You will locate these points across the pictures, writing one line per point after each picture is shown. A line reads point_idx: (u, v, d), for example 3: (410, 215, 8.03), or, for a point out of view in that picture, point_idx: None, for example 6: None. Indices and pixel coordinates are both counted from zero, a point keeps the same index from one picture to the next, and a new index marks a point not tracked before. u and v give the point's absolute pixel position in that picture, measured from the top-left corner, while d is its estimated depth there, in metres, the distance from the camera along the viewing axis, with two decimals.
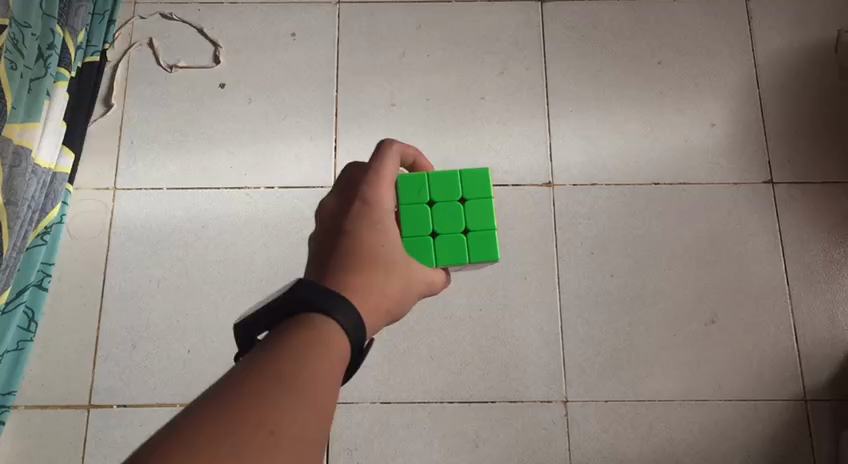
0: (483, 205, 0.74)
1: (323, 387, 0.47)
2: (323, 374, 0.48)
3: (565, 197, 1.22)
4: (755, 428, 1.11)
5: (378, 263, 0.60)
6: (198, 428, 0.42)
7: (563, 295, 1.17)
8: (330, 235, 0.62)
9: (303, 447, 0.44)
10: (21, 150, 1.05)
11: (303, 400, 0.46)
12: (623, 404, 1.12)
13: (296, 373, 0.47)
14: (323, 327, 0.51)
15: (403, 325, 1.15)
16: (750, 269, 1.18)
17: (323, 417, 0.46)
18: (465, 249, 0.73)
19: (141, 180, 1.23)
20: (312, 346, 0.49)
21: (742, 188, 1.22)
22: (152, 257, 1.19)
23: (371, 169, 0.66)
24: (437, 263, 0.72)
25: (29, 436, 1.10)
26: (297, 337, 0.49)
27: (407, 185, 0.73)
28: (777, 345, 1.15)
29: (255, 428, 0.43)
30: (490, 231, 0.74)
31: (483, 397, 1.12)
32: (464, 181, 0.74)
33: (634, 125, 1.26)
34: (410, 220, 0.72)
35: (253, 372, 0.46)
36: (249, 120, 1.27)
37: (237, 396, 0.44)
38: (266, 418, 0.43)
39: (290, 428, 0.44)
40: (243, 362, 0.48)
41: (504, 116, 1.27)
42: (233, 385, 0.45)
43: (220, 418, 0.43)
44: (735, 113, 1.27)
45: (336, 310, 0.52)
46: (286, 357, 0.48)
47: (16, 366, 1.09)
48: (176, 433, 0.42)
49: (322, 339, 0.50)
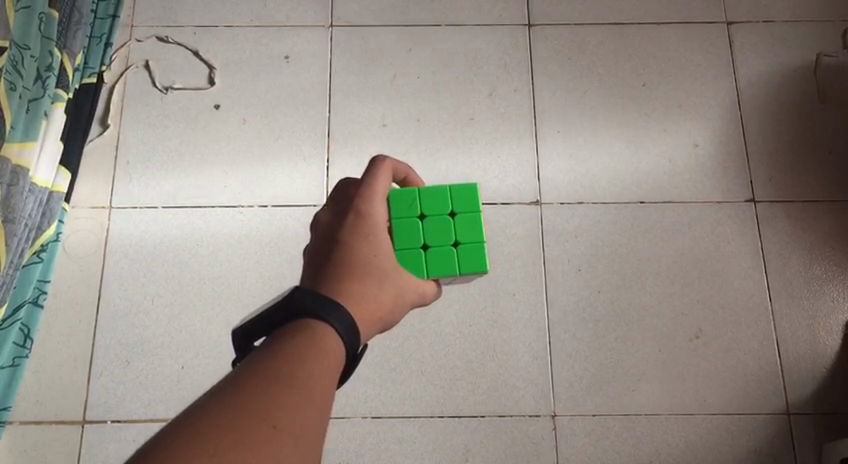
0: (472, 219, 0.76)
1: (322, 387, 0.50)
2: (323, 375, 0.50)
3: (553, 215, 1.24)
4: (740, 441, 1.13)
5: (372, 272, 0.62)
6: (201, 425, 0.45)
7: (550, 312, 1.19)
8: (325, 246, 0.64)
9: (304, 443, 0.46)
10: (20, 170, 1.06)
11: (300, 398, 0.48)
12: (610, 418, 1.14)
13: (296, 374, 0.49)
14: (322, 331, 0.53)
15: (393, 341, 1.17)
16: (733, 286, 1.21)
17: (321, 415, 0.49)
18: (455, 262, 0.75)
19: (136, 199, 1.25)
20: (311, 348, 0.51)
21: (725, 206, 1.25)
22: (147, 274, 1.21)
23: (365, 182, 0.68)
24: (429, 275, 0.73)
25: (24, 452, 1.11)
26: (297, 339, 0.52)
27: (397, 200, 0.75)
28: (760, 360, 1.17)
29: (257, 423, 0.45)
30: (480, 245, 0.76)
31: (473, 412, 1.14)
32: (454, 196, 0.76)
33: (621, 145, 1.29)
34: (401, 233, 0.74)
35: (254, 374, 0.49)
36: (243, 140, 1.29)
37: (237, 397, 0.47)
38: (267, 416, 0.46)
39: (290, 424, 0.46)
40: (244, 364, 0.50)
41: (493, 136, 1.29)
42: (234, 386, 0.48)
43: (221, 415, 0.45)
44: (717, 133, 1.30)
45: (333, 316, 0.54)
46: (284, 360, 0.50)
47: (12, 382, 1.11)
48: (179, 429, 0.44)
49: (323, 344, 0.52)
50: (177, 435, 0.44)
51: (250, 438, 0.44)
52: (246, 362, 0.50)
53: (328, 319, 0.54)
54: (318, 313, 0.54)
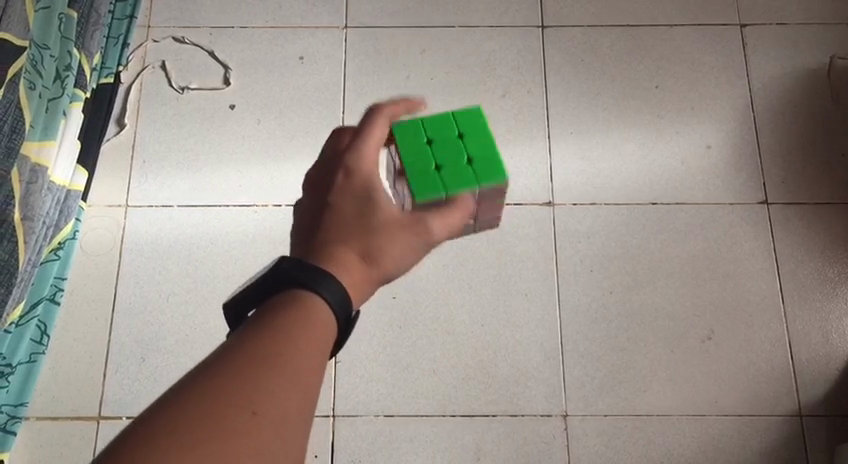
0: (481, 135, 0.76)
1: (310, 365, 0.49)
2: (311, 352, 0.50)
3: (566, 216, 1.25)
4: (752, 443, 1.12)
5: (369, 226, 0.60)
6: (180, 410, 0.44)
7: (562, 312, 1.20)
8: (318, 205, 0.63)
9: (287, 428, 0.45)
10: (38, 168, 1.08)
11: (288, 379, 0.47)
12: (622, 418, 1.14)
13: (283, 351, 0.48)
14: (312, 302, 0.52)
15: (406, 340, 1.18)
16: (746, 287, 1.21)
17: (309, 398, 0.48)
18: (472, 173, 0.73)
19: (152, 198, 1.27)
20: (298, 322, 0.50)
21: (738, 208, 1.25)
22: (162, 272, 1.22)
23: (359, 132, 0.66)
24: (447, 192, 0.71)
25: (40, 446, 1.12)
26: (284, 313, 0.51)
27: (405, 131, 0.76)
28: (773, 361, 1.17)
29: (240, 409, 0.44)
30: (493, 157, 0.75)
31: (484, 411, 1.14)
32: (458, 120, 0.77)
33: (633, 146, 1.29)
34: (413, 157, 0.74)
35: (241, 353, 0.48)
36: (258, 140, 1.30)
37: (224, 378, 0.46)
38: (247, 400, 0.45)
39: (275, 409, 0.45)
40: (232, 338, 0.50)
41: (506, 137, 1.30)
42: (221, 367, 0.47)
43: (204, 401, 0.44)
44: (730, 135, 1.30)
45: (324, 285, 0.54)
46: (271, 336, 0.49)
47: (29, 378, 1.12)
48: (160, 414, 0.44)
49: (312, 317, 0.51)
50: (159, 422, 0.43)
51: (232, 426, 0.43)
52: (236, 335, 0.50)
53: (318, 290, 0.53)
54: (308, 282, 0.53)
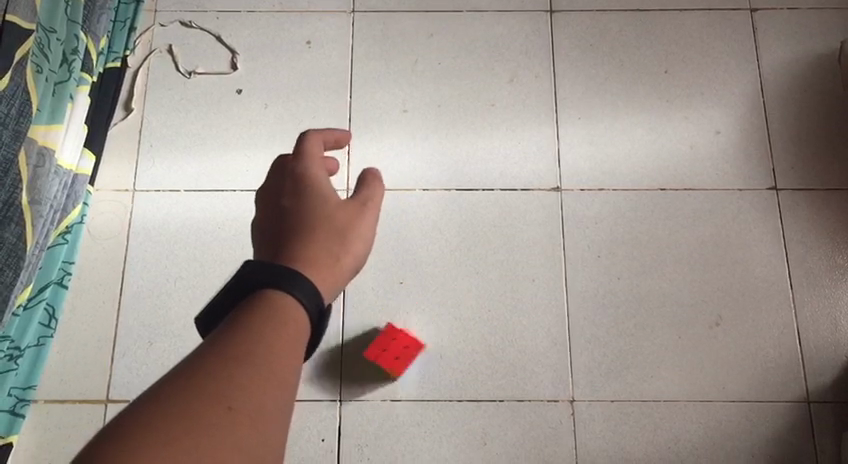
0: None
1: (281, 358, 0.47)
2: (287, 345, 0.48)
3: (573, 201, 1.25)
4: (759, 429, 1.12)
5: (330, 218, 0.58)
6: (156, 409, 0.43)
7: (569, 298, 1.19)
8: (271, 218, 0.59)
9: (267, 423, 0.44)
10: (46, 151, 1.08)
11: (261, 373, 0.45)
12: (629, 404, 1.14)
13: (254, 350, 0.46)
14: (279, 300, 0.50)
15: (413, 325, 1.18)
16: (754, 273, 1.20)
17: (285, 392, 0.46)
18: None
19: (159, 182, 1.27)
20: (266, 319, 0.48)
21: (747, 194, 1.25)
22: (169, 256, 1.22)
23: (299, 138, 0.65)
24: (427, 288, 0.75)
25: (48, 429, 1.12)
26: (252, 314, 0.49)
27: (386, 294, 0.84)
28: (781, 348, 1.16)
29: (212, 408, 0.43)
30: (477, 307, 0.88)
31: (491, 396, 1.14)
32: None
33: (642, 132, 1.29)
34: None
35: (207, 355, 0.46)
36: (265, 124, 1.30)
37: (193, 383, 0.44)
38: (222, 395, 0.43)
39: (249, 402, 0.44)
40: (205, 344, 0.48)
41: (513, 122, 1.30)
42: (190, 372, 0.45)
43: (181, 399, 0.43)
44: (740, 120, 1.29)
45: (296, 284, 0.51)
46: (243, 334, 0.47)
47: (37, 361, 1.13)
48: (128, 419, 0.42)
49: (282, 316, 0.49)
50: (135, 418, 0.42)
51: (207, 428, 0.42)
52: (203, 345, 0.48)
53: (286, 289, 0.50)
54: (274, 283, 0.51)
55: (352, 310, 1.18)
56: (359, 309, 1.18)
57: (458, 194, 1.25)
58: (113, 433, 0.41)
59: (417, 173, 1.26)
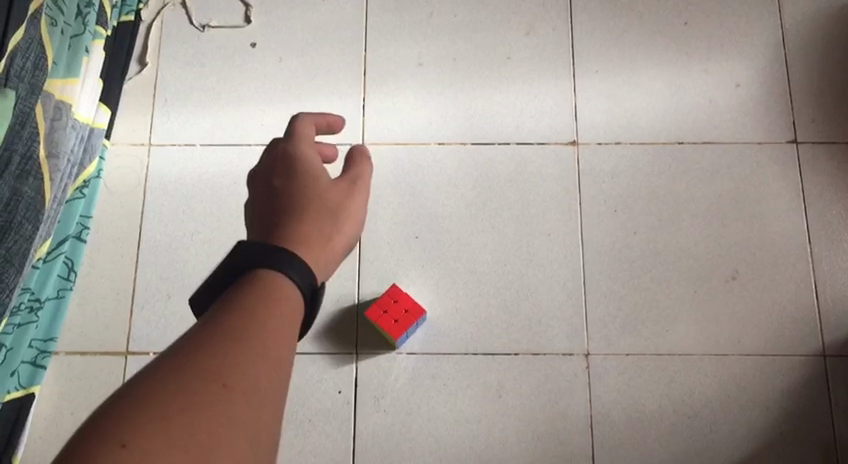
0: None
1: (275, 338, 0.46)
2: (281, 323, 0.47)
3: (590, 155, 1.24)
4: (774, 382, 1.12)
5: (321, 200, 0.57)
6: (149, 387, 0.42)
7: (585, 252, 1.19)
8: (263, 199, 0.58)
9: (262, 401, 0.43)
10: (62, 105, 1.08)
11: (253, 353, 0.45)
12: (643, 357, 1.14)
13: (247, 328, 0.46)
14: (272, 280, 0.49)
15: (429, 279, 1.18)
16: (772, 227, 1.20)
17: (279, 371, 0.45)
18: None
19: (175, 136, 1.27)
20: (260, 299, 0.47)
21: (766, 147, 1.23)
22: (186, 210, 1.23)
23: (291, 121, 0.64)
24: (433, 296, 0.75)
25: (70, 380, 1.14)
26: (245, 293, 0.48)
27: None
28: (797, 302, 1.16)
29: (207, 385, 0.42)
30: None
31: (507, 349, 1.15)
32: None
33: (660, 85, 1.27)
34: None
35: (199, 333, 0.45)
36: (280, 79, 1.29)
37: (185, 362, 0.43)
38: (215, 373, 0.43)
39: (243, 380, 0.43)
40: (197, 323, 0.47)
41: (530, 76, 1.28)
42: (181, 352, 0.44)
43: (175, 377, 0.42)
44: (760, 72, 1.27)
45: (288, 263, 0.50)
46: (236, 312, 0.46)
47: (57, 313, 1.14)
48: (124, 396, 0.41)
49: (274, 295, 0.48)
50: (130, 395, 0.41)
51: (202, 406, 0.41)
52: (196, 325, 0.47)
53: (280, 268, 0.50)
54: (267, 263, 0.50)
55: (368, 264, 1.19)
56: (375, 263, 1.19)
57: (474, 148, 1.24)
58: (108, 410, 0.41)
59: (432, 128, 1.26)
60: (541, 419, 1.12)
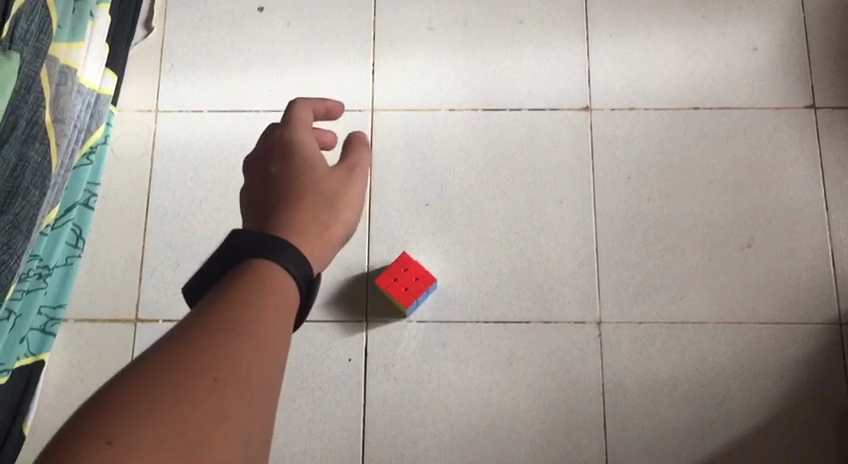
0: None
1: (268, 331, 0.47)
2: (274, 315, 0.48)
3: (603, 121, 1.22)
4: (789, 351, 1.11)
5: (318, 188, 0.58)
6: (142, 380, 0.43)
7: (598, 219, 1.18)
8: (259, 186, 0.58)
9: (253, 396, 0.44)
10: (67, 69, 1.06)
11: (245, 346, 0.45)
12: (656, 326, 1.13)
13: (240, 319, 0.46)
14: (267, 271, 0.49)
15: (440, 246, 1.17)
16: (789, 194, 1.18)
17: (272, 363, 0.46)
18: None
19: (182, 103, 1.25)
20: (254, 288, 0.48)
21: (784, 112, 1.21)
22: (194, 177, 1.21)
23: (287, 109, 0.64)
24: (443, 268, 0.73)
25: (80, 348, 1.14)
26: (240, 281, 0.48)
27: None
28: (814, 269, 1.14)
29: (198, 381, 0.43)
30: None
31: (518, 317, 1.14)
32: None
33: (675, 49, 1.25)
34: None
35: (193, 325, 0.46)
36: (288, 44, 1.27)
37: (178, 355, 0.44)
38: (208, 367, 0.44)
39: (235, 374, 0.44)
40: (192, 313, 0.48)
41: (542, 40, 1.26)
42: (174, 343, 0.45)
43: (168, 370, 0.43)
44: (778, 36, 1.24)
45: (284, 253, 0.51)
46: (230, 303, 0.47)
47: (66, 281, 1.13)
48: (117, 386, 0.42)
49: (269, 284, 0.49)
50: (124, 388, 0.42)
51: (192, 401, 0.42)
52: (190, 314, 0.48)
53: (276, 256, 0.50)
54: (263, 252, 0.50)
55: (377, 231, 1.17)
56: (385, 231, 1.17)
57: (485, 114, 1.22)
58: (101, 403, 0.42)
59: (442, 93, 1.24)
60: (552, 387, 1.11)
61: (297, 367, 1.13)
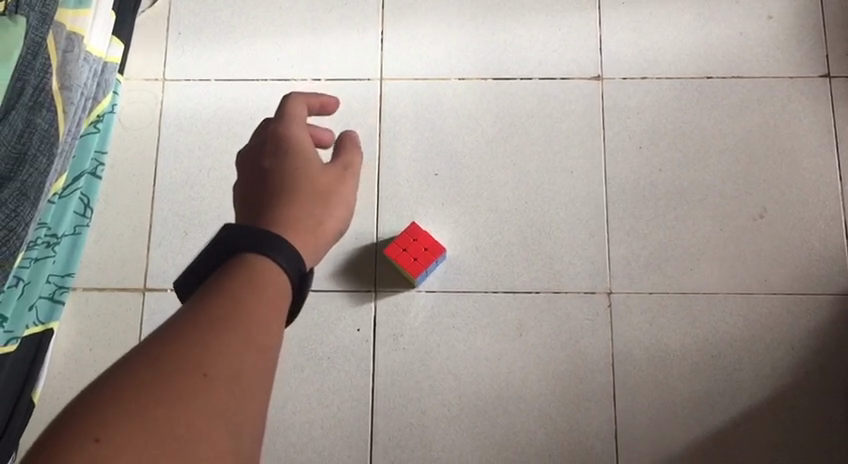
0: None
1: (261, 325, 0.44)
2: (267, 310, 0.45)
3: (614, 91, 1.20)
4: (801, 322, 1.10)
5: (311, 183, 0.54)
6: (128, 379, 0.40)
7: (609, 189, 1.16)
8: (252, 181, 0.55)
9: (245, 392, 0.42)
10: (74, 36, 1.04)
11: (237, 341, 0.43)
12: (667, 297, 1.12)
13: (232, 315, 0.44)
14: (261, 266, 0.46)
15: (449, 216, 1.16)
16: (802, 164, 1.16)
17: (264, 359, 0.44)
18: None
19: (189, 72, 1.24)
20: (246, 284, 0.45)
21: (798, 82, 1.19)
22: (201, 146, 1.21)
23: (281, 101, 0.61)
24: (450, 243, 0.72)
25: (89, 316, 1.14)
26: (232, 276, 0.46)
27: None
28: (827, 240, 1.13)
29: (187, 378, 0.41)
30: None
31: (527, 287, 1.13)
32: None
33: (688, 18, 1.23)
34: None
35: (182, 321, 0.44)
36: (296, 12, 1.26)
37: (166, 350, 0.42)
38: (197, 363, 0.41)
39: (227, 370, 0.42)
40: (180, 310, 0.45)
41: (553, 9, 1.24)
42: (162, 339, 0.43)
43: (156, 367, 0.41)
44: (793, 4, 1.23)
45: (277, 249, 0.48)
46: (221, 298, 0.44)
47: (74, 249, 1.13)
48: (102, 385, 0.40)
49: (261, 281, 0.46)
50: (109, 385, 0.40)
51: (181, 398, 0.40)
52: (180, 310, 0.45)
53: (269, 252, 0.47)
54: (256, 247, 0.47)
55: (386, 201, 1.17)
56: (393, 201, 1.17)
57: (495, 84, 1.21)
58: (89, 397, 0.40)
59: (451, 62, 1.22)
60: (561, 357, 1.10)
61: (306, 337, 1.12)
